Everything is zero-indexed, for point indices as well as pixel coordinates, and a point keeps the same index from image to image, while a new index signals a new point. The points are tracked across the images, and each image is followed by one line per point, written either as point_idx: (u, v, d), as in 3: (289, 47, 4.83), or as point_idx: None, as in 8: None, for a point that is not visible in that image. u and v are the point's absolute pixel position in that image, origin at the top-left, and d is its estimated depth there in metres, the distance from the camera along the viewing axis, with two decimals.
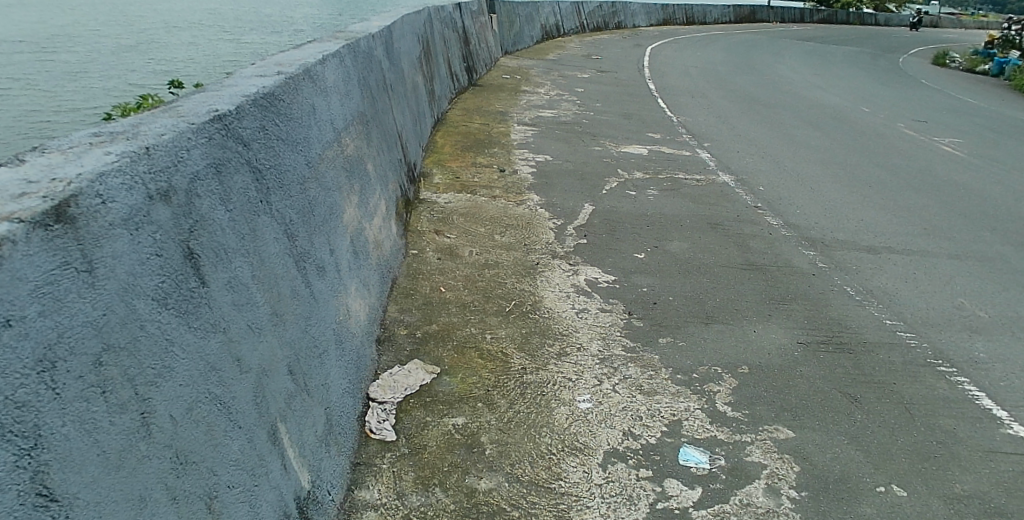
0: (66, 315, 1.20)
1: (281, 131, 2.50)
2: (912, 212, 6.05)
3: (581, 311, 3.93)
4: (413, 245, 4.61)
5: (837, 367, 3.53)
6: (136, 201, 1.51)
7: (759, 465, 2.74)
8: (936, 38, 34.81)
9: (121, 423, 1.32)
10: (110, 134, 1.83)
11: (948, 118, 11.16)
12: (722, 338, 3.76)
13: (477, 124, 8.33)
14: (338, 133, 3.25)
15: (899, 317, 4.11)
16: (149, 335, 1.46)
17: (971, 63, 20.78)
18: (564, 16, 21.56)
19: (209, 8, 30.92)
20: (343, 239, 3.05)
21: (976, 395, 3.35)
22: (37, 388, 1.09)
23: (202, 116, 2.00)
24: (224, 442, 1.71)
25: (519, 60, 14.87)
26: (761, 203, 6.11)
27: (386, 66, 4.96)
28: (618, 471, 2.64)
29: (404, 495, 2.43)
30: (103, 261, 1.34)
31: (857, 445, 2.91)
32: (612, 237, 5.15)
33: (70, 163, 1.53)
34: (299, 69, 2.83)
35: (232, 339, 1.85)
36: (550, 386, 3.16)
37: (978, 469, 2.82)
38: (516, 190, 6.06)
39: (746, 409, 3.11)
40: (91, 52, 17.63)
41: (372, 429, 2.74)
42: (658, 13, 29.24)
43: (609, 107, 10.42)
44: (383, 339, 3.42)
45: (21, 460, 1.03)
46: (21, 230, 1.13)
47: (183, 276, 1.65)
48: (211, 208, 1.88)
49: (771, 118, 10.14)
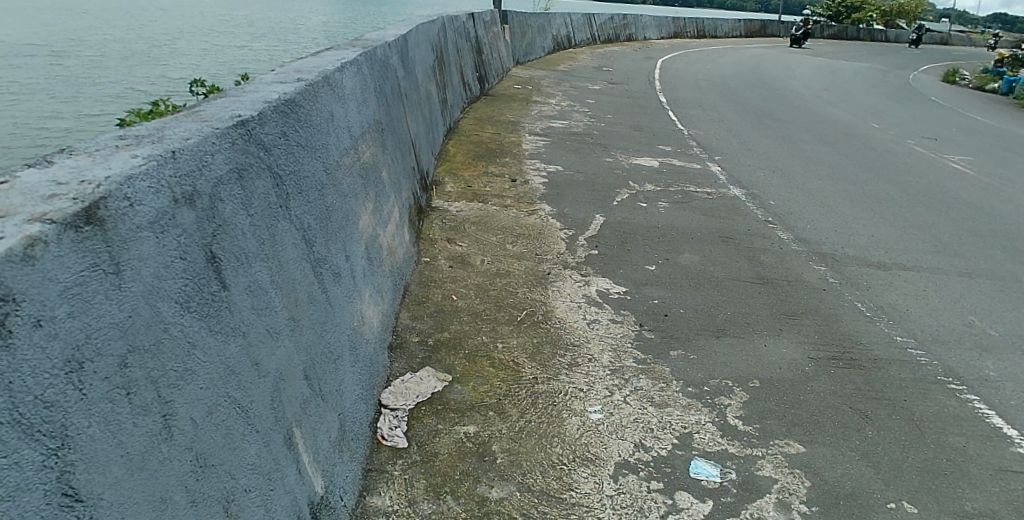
0: (93, 316, 1.21)
1: (301, 137, 2.53)
2: (921, 228, 6.07)
3: (592, 321, 3.94)
4: (426, 253, 4.64)
5: (848, 383, 3.52)
6: (163, 204, 1.53)
7: (770, 479, 2.74)
8: (946, 56, 35.01)
9: (144, 425, 1.33)
10: (135, 138, 1.86)
11: (957, 135, 11.17)
12: (733, 351, 3.76)
13: (489, 133, 8.40)
14: (355, 141, 3.28)
15: (910, 334, 4.10)
16: (172, 337, 1.47)
17: (982, 80, 20.82)
18: (576, 27, 21.68)
19: (226, 16, 31.59)
20: (358, 245, 3.06)
21: (987, 413, 3.33)
22: (65, 388, 1.10)
23: (225, 121, 2.03)
24: (243, 446, 1.72)
25: (530, 71, 14.97)
26: (771, 217, 6.13)
27: (401, 74, 5.02)
28: (629, 483, 2.64)
29: (415, 503, 2.43)
30: (130, 264, 1.36)
31: (868, 461, 2.90)
32: (624, 248, 5.17)
33: (98, 166, 1.56)
34: (318, 77, 2.86)
35: (252, 344, 1.86)
36: (561, 396, 3.16)
37: (989, 488, 2.80)
38: (528, 200, 6.08)
39: (757, 423, 3.11)
40: (110, 57, 18.03)
41: (384, 435, 2.75)
42: (669, 27, 29.46)
43: (620, 118, 10.49)
44: (395, 346, 3.42)
45: (49, 459, 1.04)
46: (53, 231, 1.15)
47: (205, 280, 1.66)
48: (233, 213, 1.89)
49: (781, 132, 10.18)
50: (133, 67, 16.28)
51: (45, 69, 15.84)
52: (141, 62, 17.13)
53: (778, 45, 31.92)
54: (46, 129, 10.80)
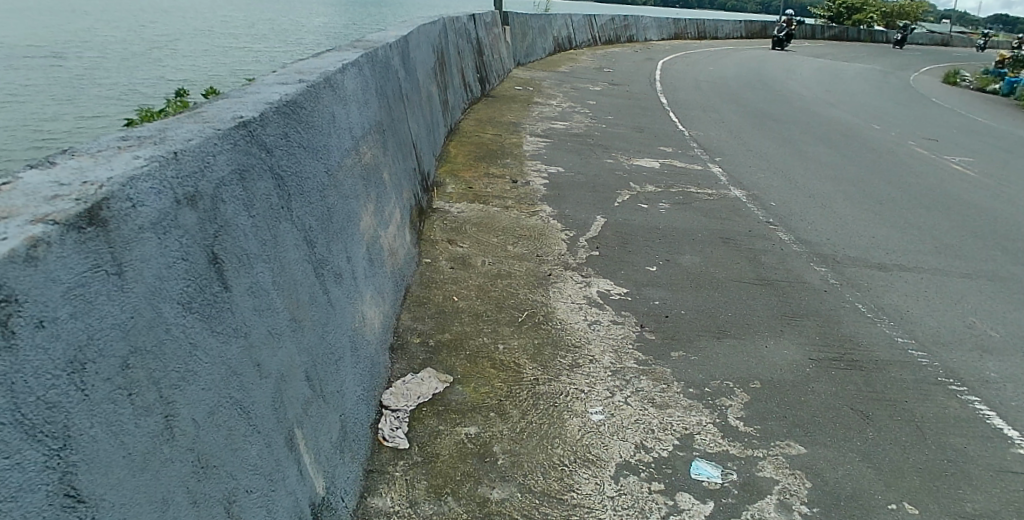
0: (96, 317, 1.22)
1: (302, 139, 2.53)
2: (922, 229, 6.07)
3: (592, 323, 3.94)
4: (427, 254, 4.64)
5: (848, 384, 3.52)
6: (165, 204, 1.53)
7: (771, 480, 2.73)
8: (947, 58, 35.02)
9: (146, 425, 1.33)
10: (137, 139, 1.86)
11: (958, 136, 11.16)
12: (734, 352, 3.76)
13: (490, 134, 8.41)
14: (356, 142, 3.28)
15: (911, 335, 4.10)
16: (174, 338, 1.48)
17: (982, 82, 20.84)
18: (577, 28, 21.69)
19: (228, 17, 31.65)
20: (360, 246, 3.06)
21: (988, 414, 3.33)
22: (67, 389, 1.10)
23: (227, 122, 2.04)
24: (244, 447, 1.72)
25: (531, 72, 14.95)
26: (772, 218, 6.13)
27: (402, 76, 5.03)
28: (630, 484, 2.64)
29: (416, 504, 2.43)
30: (132, 264, 1.36)
31: (869, 462, 2.90)
32: (625, 249, 5.17)
33: (100, 167, 1.56)
34: (320, 78, 2.86)
35: (253, 345, 1.86)
36: (562, 397, 3.16)
37: (990, 489, 2.80)
38: (529, 201, 6.08)
39: (758, 424, 3.11)
40: (112, 58, 18.08)
41: (385, 436, 2.75)
42: (670, 28, 29.54)
43: (620, 119, 10.50)
44: (396, 347, 3.43)
45: (51, 460, 1.04)
46: (56, 232, 1.16)
47: (207, 281, 1.67)
48: (235, 214, 1.90)
49: (782, 133, 10.18)
50: (134, 69, 16.30)
51: (47, 70, 15.87)
52: (142, 63, 17.15)
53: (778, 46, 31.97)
54: (48, 131, 10.84)
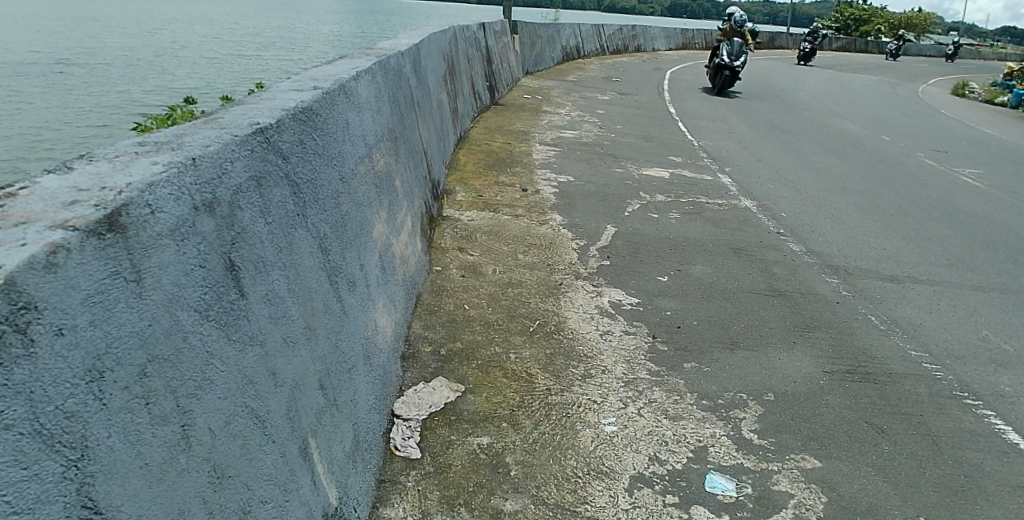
0: (114, 325, 1.20)
1: (317, 145, 2.53)
2: (933, 241, 6.04)
3: (604, 333, 3.92)
4: (437, 262, 4.63)
5: (864, 397, 3.48)
6: (183, 211, 1.52)
7: (786, 495, 2.70)
8: (951, 68, 35.09)
9: (163, 435, 1.31)
10: (154, 145, 1.85)
11: (968, 149, 11.14)
12: (747, 364, 3.73)
13: (499, 142, 8.43)
14: (369, 149, 3.27)
15: (925, 349, 4.06)
16: (192, 347, 1.46)
17: (990, 94, 20.84)
18: (585, 38, 21.75)
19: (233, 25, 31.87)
20: (372, 254, 3.05)
21: (1004, 429, 3.29)
22: (85, 397, 1.09)
23: (245, 129, 2.03)
24: (258, 456, 1.70)
25: (539, 82, 14.99)
26: (783, 229, 6.11)
27: (414, 84, 5.05)
28: (645, 497, 2.61)
29: (429, 515, 2.40)
30: (151, 272, 1.35)
31: (885, 477, 2.86)
32: (636, 259, 5.15)
33: (119, 173, 1.55)
34: (334, 85, 2.85)
35: (268, 353, 1.85)
36: (575, 408, 3.13)
37: (1007, 504, 2.76)
38: (539, 210, 6.07)
39: (773, 437, 3.07)
40: (120, 67, 18.19)
41: (397, 446, 2.73)
42: (676, 39, 29.68)
43: (629, 129, 10.51)
44: (407, 356, 3.40)
45: (69, 471, 1.02)
46: (76, 238, 1.15)
47: (224, 288, 1.65)
48: (252, 221, 1.89)
49: (791, 144, 10.18)
50: (141, 77, 16.34)
51: (55, 78, 15.94)
52: (149, 72, 17.21)
53: (784, 56, 32.03)
54: (59, 138, 10.89)
